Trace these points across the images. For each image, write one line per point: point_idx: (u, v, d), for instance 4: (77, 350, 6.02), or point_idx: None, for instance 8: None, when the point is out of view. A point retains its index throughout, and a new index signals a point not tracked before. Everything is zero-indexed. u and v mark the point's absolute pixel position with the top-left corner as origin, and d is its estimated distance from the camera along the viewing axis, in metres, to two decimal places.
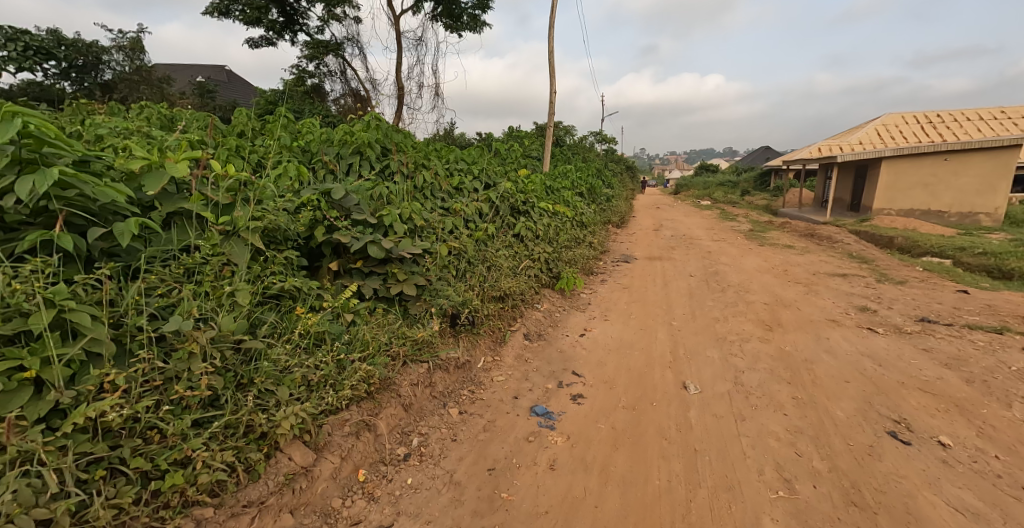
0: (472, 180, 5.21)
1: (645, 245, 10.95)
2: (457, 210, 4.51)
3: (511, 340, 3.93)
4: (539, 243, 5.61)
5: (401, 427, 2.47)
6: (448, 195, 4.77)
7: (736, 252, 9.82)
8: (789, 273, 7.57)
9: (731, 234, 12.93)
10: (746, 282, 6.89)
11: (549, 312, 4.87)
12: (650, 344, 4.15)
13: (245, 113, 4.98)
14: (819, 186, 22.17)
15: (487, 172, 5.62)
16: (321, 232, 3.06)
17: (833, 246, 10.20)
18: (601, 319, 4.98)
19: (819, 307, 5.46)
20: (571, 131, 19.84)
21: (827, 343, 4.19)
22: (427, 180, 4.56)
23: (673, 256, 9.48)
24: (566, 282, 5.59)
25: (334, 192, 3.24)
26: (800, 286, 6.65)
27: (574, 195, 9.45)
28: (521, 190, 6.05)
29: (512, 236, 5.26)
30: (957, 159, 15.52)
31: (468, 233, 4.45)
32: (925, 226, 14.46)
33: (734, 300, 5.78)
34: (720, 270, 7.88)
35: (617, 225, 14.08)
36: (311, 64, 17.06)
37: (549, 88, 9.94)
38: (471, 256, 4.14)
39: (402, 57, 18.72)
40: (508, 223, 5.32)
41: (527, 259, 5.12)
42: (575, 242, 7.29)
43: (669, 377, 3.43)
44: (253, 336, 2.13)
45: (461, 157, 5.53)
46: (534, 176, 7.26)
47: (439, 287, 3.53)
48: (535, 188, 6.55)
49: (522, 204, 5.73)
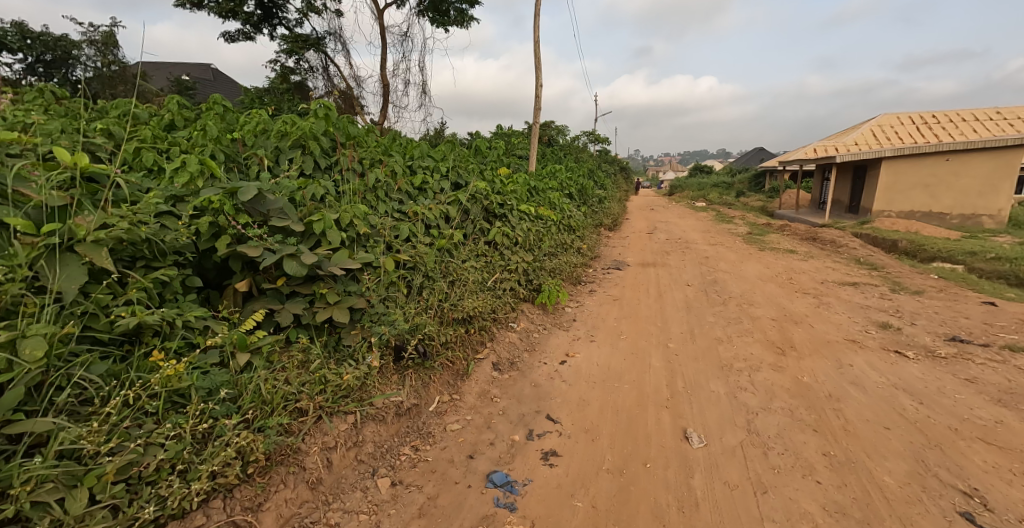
0: (439, 179, 4.55)
1: (638, 249, 10.31)
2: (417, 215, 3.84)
3: (475, 373, 3.27)
4: (517, 252, 4.95)
5: (299, 519, 1.80)
6: (408, 197, 4.10)
7: (735, 258, 9.20)
8: (794, 282, 6.95)
9: (729, 237, 12.33)
10: (748, 292, 6.27)
11: (525, 334, 4.22)
12: (642, 373, 3.50)
13: (173, 103, 4.28)
14: (816, 188, 21.68)
15: (458, 171, 4.95)
16: (224, 244, 2.37)
17: (838, 251, 9.61)
18: (586, 340, 4.32)
19: (834, 323, 4.83)
20: (562, 130, 19.22)
21: (851, 372, 3.56)
22: (381, 178, 3.90)
23: (668, 262, 8.85)
24: (546, 296, 4.93)
25: (242, 192, 2.56)
26: (808, 298, 6.02)
27: (562, 197, 8.79)
28: (498, 193, 5.38)
29: (484, 244, 4.61)
30: (958, 160, 15.05)
31: (428, 243, 3.79)
32: (927, 229, 13.95)
33: (737, 315, 5.13)
34: (719, 278, 7.26)
35: (609, 228, 13.41)
36: (289, 60, 16.30)
37: (535, 82, 9.30)
38: (429, 270, 3.48)
39: (386, 53, 17.99)
40: (481, 229, 4.67)
41: (501, 272, 4.48)
42: (560, 249, 6.62)
43: (666, 424, 2.77)
44: (57, 407, 1.49)
45: (427, 154, 4.86)
46: (515, 176, 6.60)
47: (382, 311, 2.85)
48: (515, 190, 5.90)
49: (498, 208, 5.08)
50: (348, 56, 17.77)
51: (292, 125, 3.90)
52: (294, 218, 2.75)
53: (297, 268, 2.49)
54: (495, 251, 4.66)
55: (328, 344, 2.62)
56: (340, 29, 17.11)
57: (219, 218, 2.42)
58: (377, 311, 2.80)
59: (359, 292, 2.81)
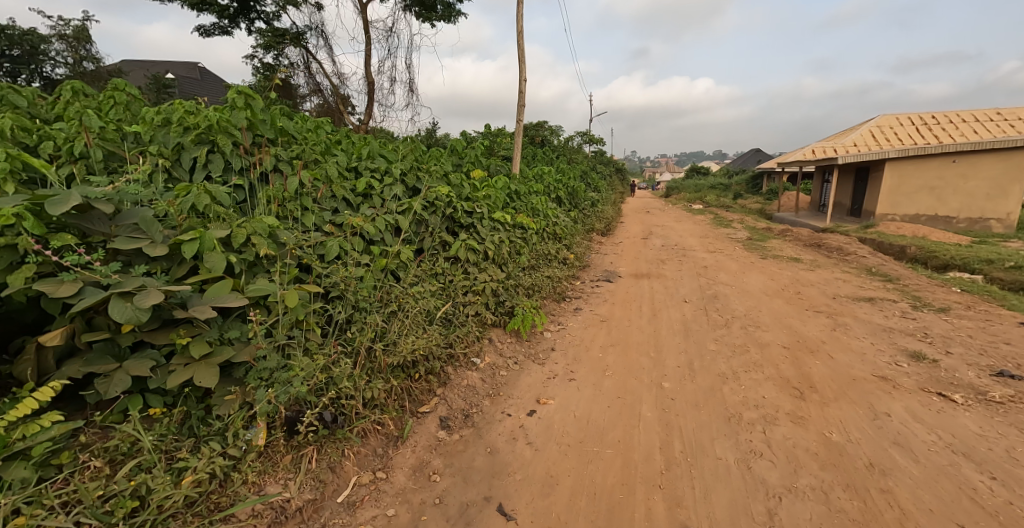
0: (390, 182, 3.85)
1: (631, 257, 9.63)
2: (354, 227, 3.14)
3: (414, 436, 2.56)
4: (485, 268, 4.27)
5: None
6: (346, 207, 3.39)
7: (736, 268, 8.49)
8: (803, 297, 6.28)
9: (728, 243, 11.65)
10: (753, 311, 5.57)
11: (490, 373, 3.51)
12: (628, 432, 2.80)
13: (65, 88, 3.53)
14: (815, 190, 21.10)
15: (416, 173, 4.26)
16: (20, 277, 1.63)
17: (846, 259, 8.96)
18: (563, 379, 3.61)
19: (857, 352, 4.13)
20: (554, 130, 18.48)
21: (891, 425, 2.85)
22: (312, 181, 3.19)
23: (663, 272, 8.17)
24: (519, 321, 4.22)
25: (55, 204, 1.74)
26: (822, 317, 5.32)
27: (549, 202, 8.08)
28: (465, 200, 4.69)
29: (442, 261, 3.92)
30: (965, 161, 14.46)
31: (365, 263, 3.09)
32: (935, 234, 13.33)
33: (742, 343, 4.42)
34: (719, 293, 6.55)
35: (601, 234, 12.71)
36: (267, 55, 15.52)
37: (519, 76, 8.58)
38: (359, 299, 2.78)
39: (370, 49, 17.22)
40: (439, 244, 3.99)
41: (461, 295, 3.81)
42: (541, 264, 5.91)
43: (659, 519, 2.09)
44: None
45: (379, 155, 4.16)
46: (491, 180, 5.90)
47: (280, 365, 2.12)
48: (488, 195, 5.20)
49: (463, 218, 4.39)
50: (330, 52, 16.99)
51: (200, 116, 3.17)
52: (155, 237, 2.01)
53: (130, 314, 1.69)
54: (454, 268, 3.97)
55: (190, 416, 1.89)
56: (320, 24, 16.33)
57: (18, 238, 1.66)
58: (268, 365, 2.05)
59: (246, 339, 2.06)
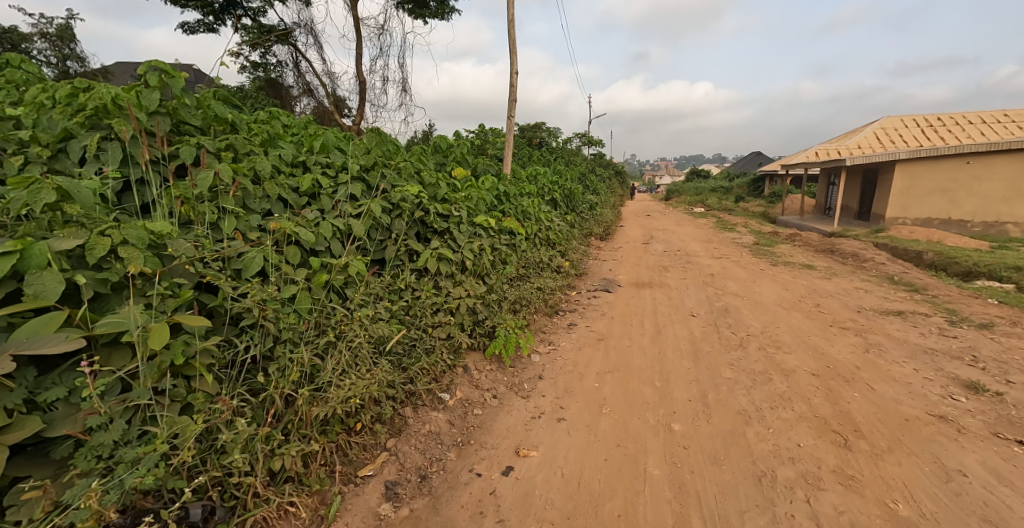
0: (344, 178, 3.22)
1: (632, 264, 9.01)
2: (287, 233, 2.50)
3: (344, 516, 1.92)
4: (460, 280, 3.65)
5: None
6: (284, 209, 2.76)
7: (745, 277, 7.87)
8: (823, 311, 5.66)
9: (734, 248, 11.03)
10: (770, 328, 4.96)
11: (461, 412, 2.87)
12: (631, 502, 2.17)
13: None
14: (820, 193, 20.52)
15: (380, 170, 3.65)
16: None
17: (863, 268, 8.35)
18: (550, 419, 2.98)
19: (900, 382, 3.51)
20: (552, 131, 17.89)
21: (972, 491, 2.23)
22: (237, 176, 2.56)
23: (666, 281, 7.55)
24: (501, 345, 3.58)
25: None
26: (848, 336, 4.70)
27: (543, 205, 7.47)
28: (439, 202, 4.07)
29: (407, 273, 3.30)
30: (980, 162, 13.87)
31: (299, 279, 2.45)
32: (950, 239, 12.73)
33: (762, 369, 3.80)
34: (729, 306, 5.93)
35: (599, 238, 12.10)
36: (253, 52, 14.94)
37: (510, 69, 7.98)
38: (282, 328, 2.15)
39: (361, 47, 16.65)
40: (404, 253, 3.36)
41: (429, 316, 3.18)
42: (529, 276, 5.28)
43: None
44: None
45: (335, 147, 3.53)
46: (474, 180, 5.29)
47: (129, 434, 1.48)
48: (468, 196, 4.59)
49: (436, 223, 3.78)
50: (319, 50, 16.43)
51: (97, 94, 2.55)
52: None
53: None
54: (422, 282, 3.34)
55: None
56: (310, 21, 15.77)
57: None
58: (101, 440, 1.40)
59: (76, 399, 1.41)
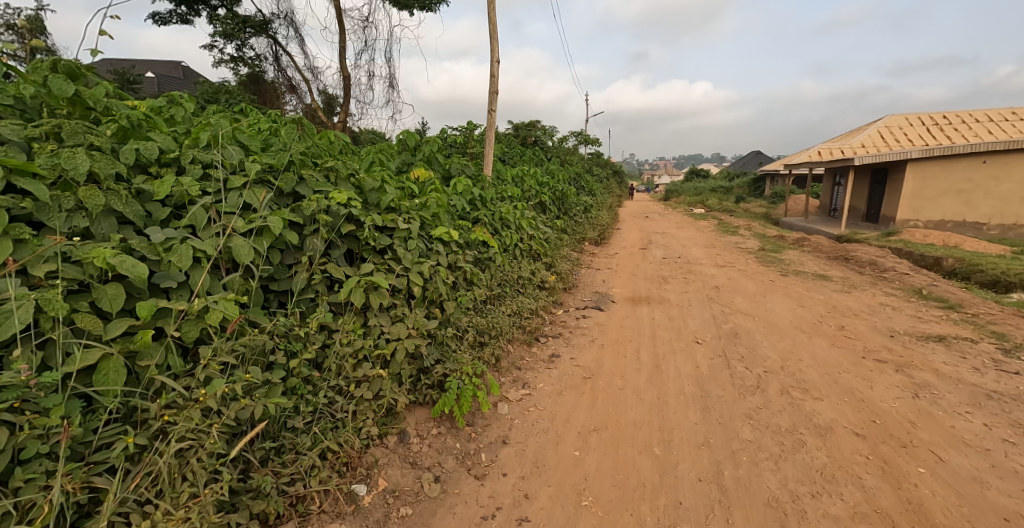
0: (234, 182, 2.37)
1: (628, 274, 8.21)
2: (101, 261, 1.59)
3: None
4: (400, 316, 2.82)
5: None
6: (120, 226, 1.89)
7: (754, 290, 7.06)
8: (850, 338, 4.87)
9: (739, 255, 10.22)
10: (791, 361, 4.17)
11: (379, 517, 2.05)
12: None
13: None
14: (824, 194, 19.72)
15: (299, 171, 2.80)
16: None
17: (883, 282, 7.57)
18: (507, 521, 2.14)
19: (972, 449, 2.71)
20: (547, 129, 17.03)
21: None
22: (26, 178, 1.64)
23: (666, 295, 6.76)
24: (452, 402, 2.71)
25: None
26: (888, 373, 3.88)
27: (527, 212, 6.65)
28: (380, 212, 3.22)
29: (321, 310, 2.46)
30: (997, 162, 13.08)
31: (113, 338, 1.55)
32: (967, 243, 11.96)
33: (790, 426, 3.00)
34: (740, 330, 5.13)
35: (594, 243, 11.27)
36: (228, 45, 14.01)
37: (492, 58, 7.14)
38: (34, 435, 1.30)
39: (345, 40, 15.78)
40: (320, 280, 2.52)
41: (348, 370, 2.35)
42: (499, 301, 4.46)
43: None
44: None
45: (232, 140, 2.66)
46: (435, 184, 4.47)
47: None
48: (422, 206, 3.76)
49: (371, 238, 2.94)
50: (301, 44, 15.56)
51: None
52: None
53: None
54: (341, 321, 2.51)
55: None
56: (289, 12, 14.89)
57: None
58: None
59: None
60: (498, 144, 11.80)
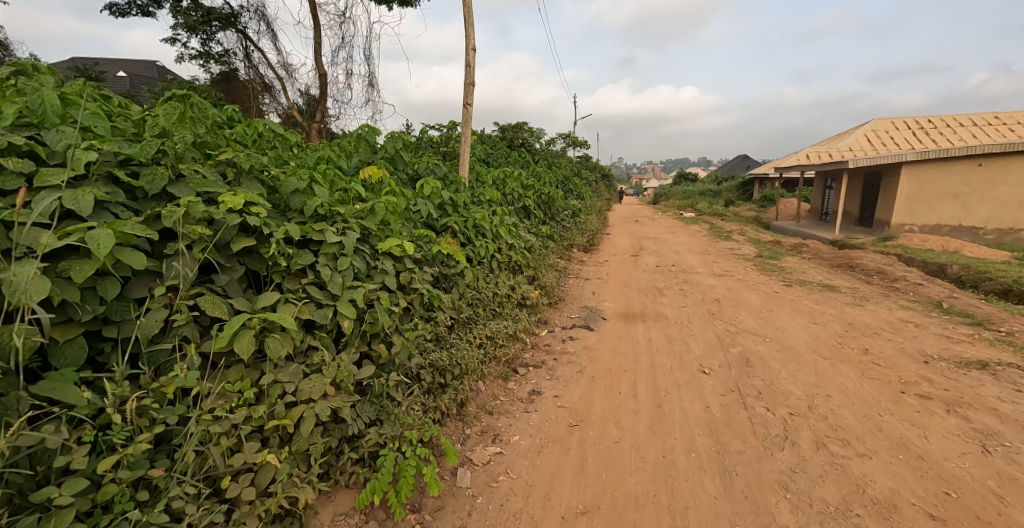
0: (48, 177, 1.56)
1: (620, 285, 7.51)
2: None
3: None
4: (318, 364, 2.00)
5: None
6: None
7: (758, 304, 6.38)
8: (879, 366, 4.21)
9: (737, 263, 9.57)
10: (820, 399, 3.48)
11: None
12: None
13: None
14: (815, 197, 19.29)
15: (178, 162, 1.99)
16: None
17: (894, 295, 6.95)
18: None
19: None
20: (534, 131, 16.29)
21: None
22: None
23: (663, 310, 6.06)
24: (384, 490, 1.91)
25: None
26: (939, 416, 3.22)
27: (507, 218, 5.89)
28: (303, 221, 2.44)
29: (184, 365, 1.60)
30: (993, 165, 12.66)
31: None
32: (967, 249, 11.49)
33: (840, 501, 2.31)
34: (751, 355, 4.44)
35: (582, 250, 10.54)
36: (191, 39, 13.03)
37: (467, 46, 6.39)
38: None
39: (319, 36, 14.86)
40: (189, 318, 1.66)
41: (217, 461, 1.54)
42: (465, 328, 3.68)
43: None
44: None
45: (66, 118, 1.84)
46: (392, 185, 3.69)
47: None
48: (366, 211, 2.98)
49: (281, 257, 2.13)
50: (273, 39, 14.67)
51: None
52: None
53: None
54: (217, 381, 1.68)
55: None
56: (260, 5, 13.98)
57: None
58: None
59: None
60: (481, 144, 11.01)
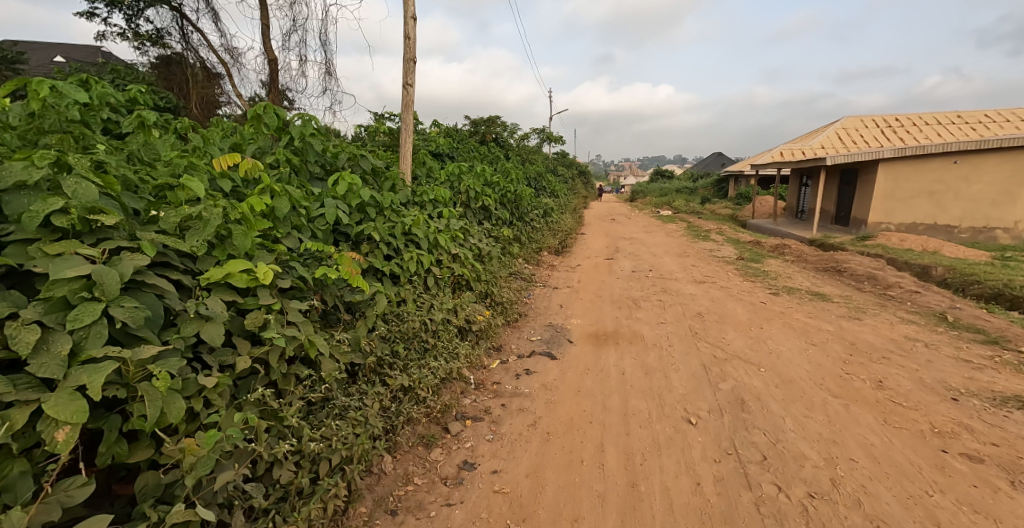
0: None
1: (591, 294, 6.62)
2: None
3: None
4: None
5: None
6: None
7: (746, 320, 5.55)
8: (901, 408, 3.40)
9: (718, 267, 8.79)
10: (845, 465, 2.64)
11: None
12: None
13: None
14: (791, 195, 18.85)
15: None
16: None
17: (891, 307, 6.21)
18: None
19: None
20: (506, 124, 15.26)
21: None
22: None
23: (639, 327, 5.19)
24: None
25: None
26: (1006, 496, 2.39)
27: (454, 221, 4.88)
28: (25, 242, 1.41)
29: None
30: (969, 161, 12.20)
31: None
32: (947, 249, 11.03)
33: None
34: (746, 393, 3.58)
35: (553, 253, 9.62)
36: (115, 15, 11.59)
37: (407, 13, 5.34)
38: None
39: (268, 17, 13.49)
40: None
41: None
42: (372, 379, 2.68)
43: None
44: None
45: None
46: (270, 179, 2.64)
47: None
48: (194, 220, 1.94)
49: None
50: (215, 19, 13.29)
51: None
52: None
53: None
54: None
55: None
56: None
57: None
58: None
59: None
60: (443, 136, 9.97)
